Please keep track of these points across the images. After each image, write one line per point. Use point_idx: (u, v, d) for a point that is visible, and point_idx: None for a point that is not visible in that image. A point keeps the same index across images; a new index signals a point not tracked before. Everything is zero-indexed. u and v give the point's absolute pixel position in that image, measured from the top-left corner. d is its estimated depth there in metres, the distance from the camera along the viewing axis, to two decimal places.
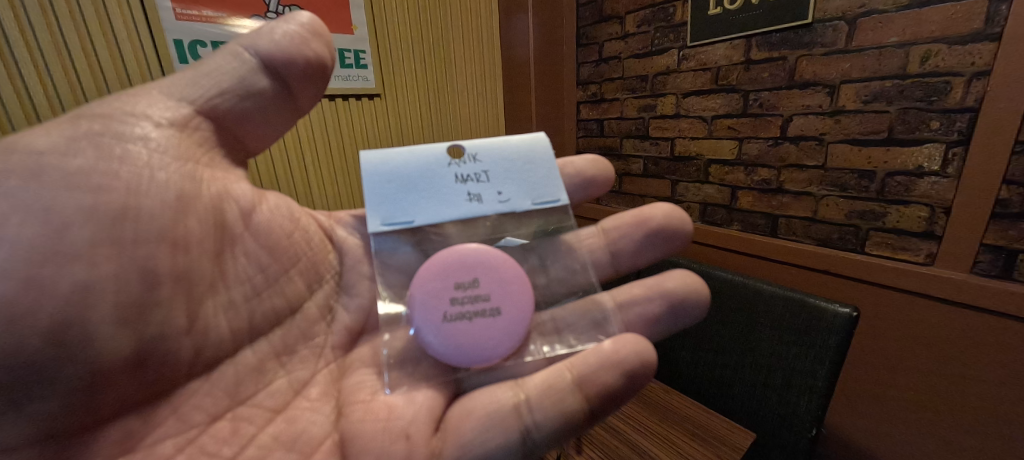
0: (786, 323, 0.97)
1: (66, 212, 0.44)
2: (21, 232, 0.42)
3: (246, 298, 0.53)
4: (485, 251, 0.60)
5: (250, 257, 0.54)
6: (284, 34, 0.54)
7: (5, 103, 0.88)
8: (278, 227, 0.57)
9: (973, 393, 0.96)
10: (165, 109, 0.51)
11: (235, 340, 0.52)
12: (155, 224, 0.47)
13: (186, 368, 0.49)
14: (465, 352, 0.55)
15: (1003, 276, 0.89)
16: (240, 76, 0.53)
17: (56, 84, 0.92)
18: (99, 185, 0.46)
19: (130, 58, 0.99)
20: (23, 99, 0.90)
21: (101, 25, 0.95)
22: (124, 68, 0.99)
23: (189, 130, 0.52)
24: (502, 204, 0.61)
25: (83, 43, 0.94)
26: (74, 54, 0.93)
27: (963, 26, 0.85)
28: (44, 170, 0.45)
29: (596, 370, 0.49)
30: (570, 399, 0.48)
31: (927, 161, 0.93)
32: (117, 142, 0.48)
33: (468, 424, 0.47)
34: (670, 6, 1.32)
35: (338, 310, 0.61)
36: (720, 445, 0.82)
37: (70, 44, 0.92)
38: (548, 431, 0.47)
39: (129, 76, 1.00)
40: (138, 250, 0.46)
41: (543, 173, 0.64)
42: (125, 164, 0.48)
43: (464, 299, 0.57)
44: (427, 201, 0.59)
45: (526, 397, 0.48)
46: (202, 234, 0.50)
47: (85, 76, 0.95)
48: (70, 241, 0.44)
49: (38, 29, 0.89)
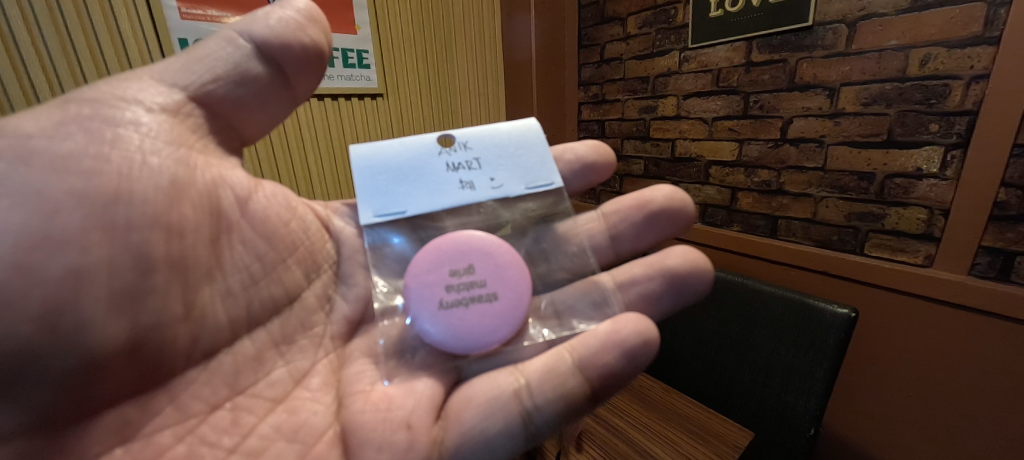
0: (785, 322, 0.98)
1: (56, 196, 0.44)
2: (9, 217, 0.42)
3: (244, 286, 0.53)
4: (479, 239, 0.60)
5: (247, 245, 0.54)
6: (280, 20, 0.54)
7: (5, 85, 0.87)
8: (274, 215, 0.58)
9: (967, 393, 0.97)
10: (157, 94, 0.51)
11: (233, 329, 0.52)
12: (149, 209, 0.47)
13: (182, 357, 0.49)
14: (461, 339, 0.55)
15: (1000, 278, 0.90)
16: (235, 63, 0.53)
17: (56, 65, 0.91)
18: (90, 169, 0.46)
19: (131, 39, 0.99)
20: (24, 79, 0.88)
21: (100, 6, 0.94)
22: (124, 49, 0.99)
23: (182, 117, 0.52)
24: (495, 190, 0.62)
25: (82, 20, 0.92)
26: (74, 34, 0.92)
27: (963, 29, 0.86)
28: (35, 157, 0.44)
29: (596, 353, 0.49)
30: (571, 382, 0.48)
31: (926, 164, 0.94)
32: (108, 126, 0.48)
33: (468, 412, 0.47)
34: (672, 9, 1.33)
35: (336, 300, 0.61)
36: (719, 443, 0.82)
37: (70, 24, 0.91)
38: (549, 414, 0.47)
39: (128, 54, 0.99)
40: (131, 235, 0.46)
41: (535, 159, 0.64)
42: (117, 149, 0.48)
43: (459, 287, 0.58)
44: (422, 191, 0.60)
45: (526, 383, 0.48)
46: (197, 220, 0.50)
47: (85, 57, 0.94)
48: (61, 226, 0.44)
49: (39, 10, 0.88)
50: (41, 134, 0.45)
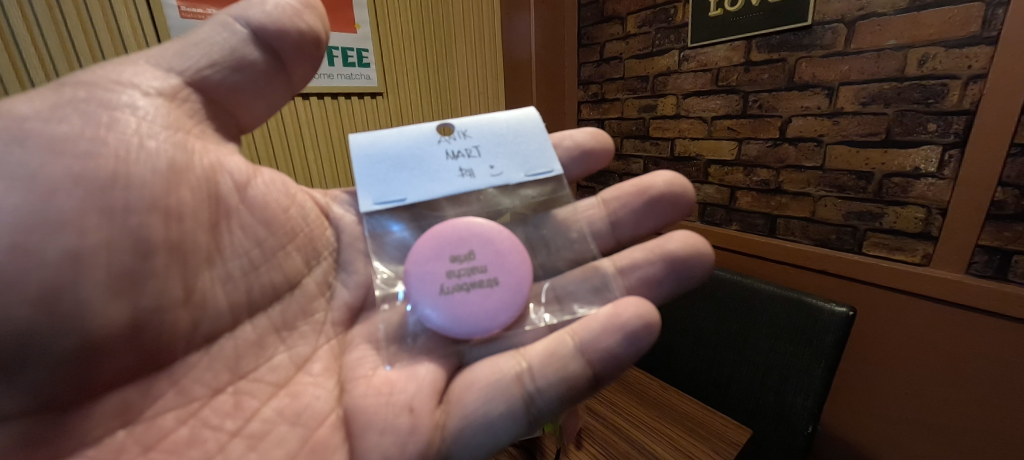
0: (784, 320, 0.98)
1: (52, 178, 0.44)
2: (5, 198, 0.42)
3: (244, 271, 0.53)
4: (479, 225, 0.60)
5: (246, 231, 0.54)
6: (276, 5, 0.54)
7: (4, 82, 0.87)
8: (273, 202, 0.57)
9: (964, 392, 0.97)
10: (153, 79, 0.51)
11: (233, 314, 0.52)
12: (146, 192, 0.47)
13: (183, 341, 0.49)
14: (463, 324, 0.55)
15: (997, 277, 0.90)
16: (231, 48, 0.53)
17: (54, 60, 0.91)
18: (86, 151, 0.46)
19: (130, 35, 0.98)
20: (22, 75, 0.88)
21: (99, 1, 0.93)
22: (123, 45, 0.98)
23: (179, 102, 0.51)
24: (495, 178, 0.62)
25: (80, 15, 0.92)
26: (73, 29, 0.92)
27: (961, 29, 0.87)
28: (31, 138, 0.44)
29: (597, 336, 0.49)
30: (573, 365, 0.48)
31: (924, 163, 0.95)
32: (104, 109, 0.48)
33: (471, 396, 0.47)
34: (671, 8, 1.34)
35: (337, 287, 0.61)
36: (716, 440, 0.82)
37: (68, 19, 0.91)
38: (551, 397, 0.47)
39: (127, 49, 0.99)
40: (129, 218, 0.46)
41: (534, 146, 0.64)
42: (113, 131, 0.47)
43: (460, 272, 0.58)
44: (422, 179, 0.60)
45: (527, 366, 0.48)
46: (195, 205, 0.50)
47: (84, 52, 0.94)
48: (58, 208, 0.43)
49: (37, 5, 0.87)
50: (36, 117, 0.45)
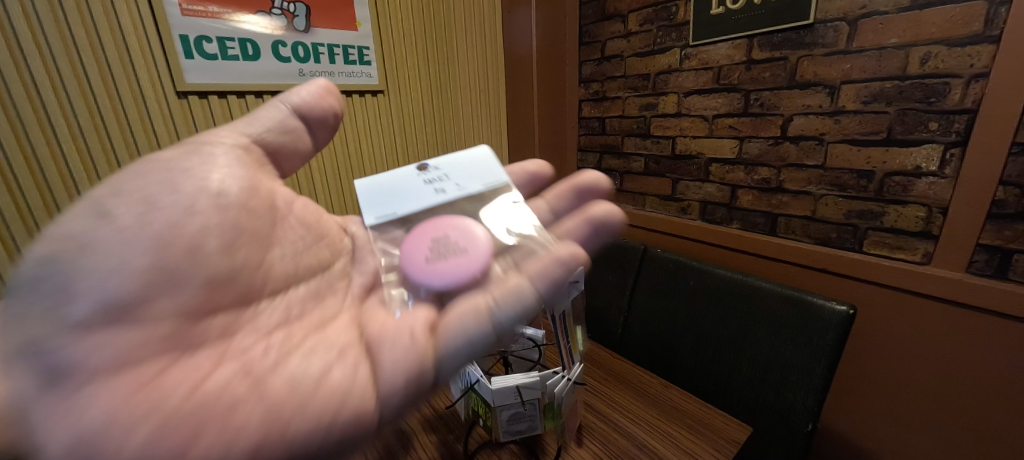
0: (784, 318, 0.99)
1: (153, 221, 0.49)
2: (118, 231, 0.47)
3: (293, 271, 0.59)
4: (448, 214, 0.64)
5: (290, 243, 0.61)
6: (308, 91, 0.61)
7: (5, 78, 0.89)
8: (307, 218, 0.66)
9: (964, 389, 0.98)
10: (223, 140, 0.57)
11: (288, 303, 0.57)
12: (227, 219, 0.53)
13: (260, 328, 0.53)
14: (446, 281, 0.58)
15: (998, 276, 0.91)
16: (278, 118, 0.60)
17: (56, 58, 0.94)
18: (174, 193, 0.51)
19: (130, 33, 1.00)
20: (23, 71, 0.91)
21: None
22: (124, 44, 1.00)
23: (246, 149, 0.58)
24: (465, 193, 0.66)
25: (82, 12, 0.95)
26: (74, 27, 0.94)
27: (962, 28, 0.87)
28: (96, 242, 0.46)
29: (545, 266, 0.55)
30: (528, 288, 0.53)
31: (925, 162, 0.95)
32: (181, 160, 0.53)
33: (449, 321, 0.52)
34: (672, 6, 1.33)
35: (354, 273, 0.66)
36: (717, 438, 0.82)
37: (70, 18, 0.93)
38: (514, 308, 0.51)
39: (128, 48, 1.01)
40: (218, 236, 0.52)
41: (493, 166, 0.70)
42: (193, 176, 0.53)
43: (437, 248, 0.60)
44: (404, 201, 0.64)
45: (491, 296, 0.53)
46: (263, 225, 0.57)
47: (85, 50, 0.96)
48: (164, 235, 0.49)
49: (38, 2, 0.90)
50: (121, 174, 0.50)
